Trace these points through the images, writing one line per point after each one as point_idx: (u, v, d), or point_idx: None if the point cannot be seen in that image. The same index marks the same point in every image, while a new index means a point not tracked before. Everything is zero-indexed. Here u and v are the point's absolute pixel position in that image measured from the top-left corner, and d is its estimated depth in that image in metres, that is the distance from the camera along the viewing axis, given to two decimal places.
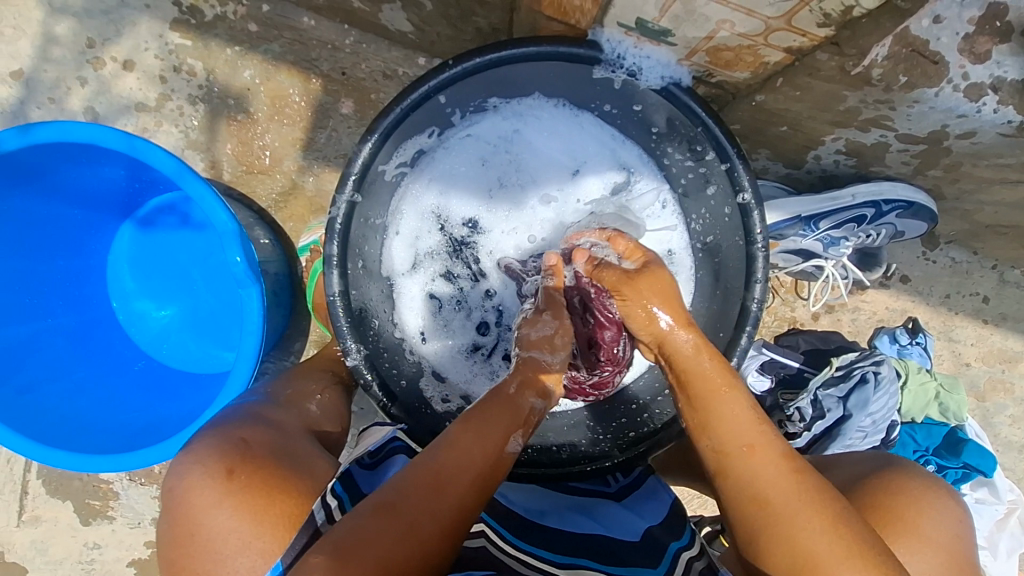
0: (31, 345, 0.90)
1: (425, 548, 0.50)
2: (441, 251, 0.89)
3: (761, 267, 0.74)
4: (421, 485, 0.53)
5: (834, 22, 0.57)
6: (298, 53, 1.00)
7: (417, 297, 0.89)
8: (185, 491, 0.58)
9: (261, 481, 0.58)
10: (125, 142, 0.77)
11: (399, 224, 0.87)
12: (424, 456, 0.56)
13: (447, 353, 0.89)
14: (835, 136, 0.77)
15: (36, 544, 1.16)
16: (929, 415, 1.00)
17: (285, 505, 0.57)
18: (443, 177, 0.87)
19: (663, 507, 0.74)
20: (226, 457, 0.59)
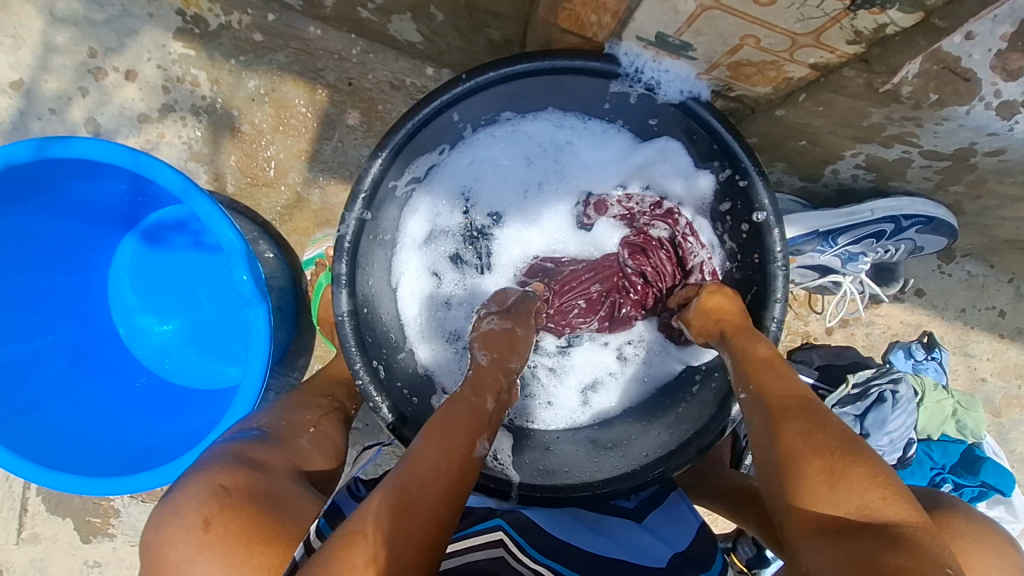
0: (31, 364, 0.88)
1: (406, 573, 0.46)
2: (456, 233, 0.88)
3: (784, 292, 0.71)
4: (386, 510, 0.49)
5: (864, 39, 0.55)
6: (304, 63, 0.98)
7: (421, 276, 0.86)
8: (160, 544, 0.53)
9: (241, 531, 0.52)
10: (129, 157, 0.75)
11: (423, 200, 0.84)
12: (388, 479, 0.52)
13: (440, 346, 0.86)
14: (856, 151, 0.75)
15: (35, 563, 1.13)
16: (946, 432, 0.98)
17: (264, 556, 0.51)
18: (485, 161, 0.85)
19: (688, 534, 0.72)
20: (203, 505, 0.53)
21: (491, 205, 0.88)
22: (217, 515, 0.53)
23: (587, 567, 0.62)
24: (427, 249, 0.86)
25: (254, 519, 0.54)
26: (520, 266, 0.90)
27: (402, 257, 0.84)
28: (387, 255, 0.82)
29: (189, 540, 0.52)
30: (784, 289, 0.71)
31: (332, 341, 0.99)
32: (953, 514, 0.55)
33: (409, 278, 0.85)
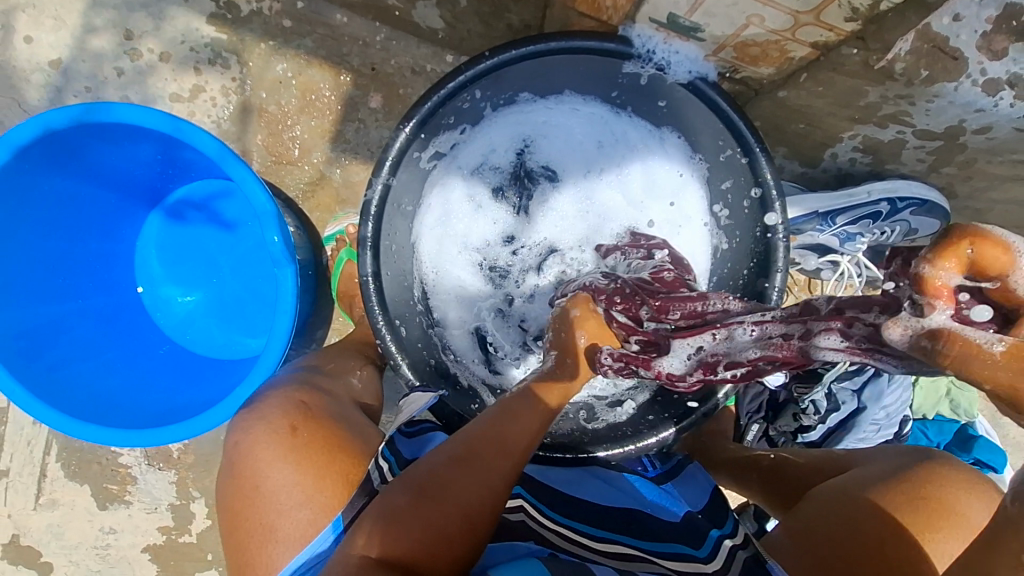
0: (62, 324, 0.91)
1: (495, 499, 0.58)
2: (506, 172, 0.92)
3: (782, 269, 0.75)
4: (490, 445, 0.60)
5: (861, 16, 0.61)
6: (329, 48, 1.03)
7: (457, 195, 0.91)
8: (252, 444, 0.71)
9: (319, 442, 0.70)
10: (170, 124, 0.79)
11: (493, 130, 0.89)
12: (490, 420, 0.63)
13: (438, 259, 0.91)
14: (853, 133, 0.80)
15: (52, 528, 1.16)
16: (940, 412, 1.03)
17: (341, 464, 0.68)
18: (557, 116, 0.89)
19: (703, 495, 0.78)
20: (288, 416, 0.73)
21: (549, 162, 0.92)
22: (303, 424, 0.72)
23: (605, 523, 0.69)
24: (472, 178, 0.91)
25: (332, 431, 0.72)
26: (547, 235, 0.93)
27: (447, 182, 0.89)
28: (432, 178, 0.87)
29: (278, 442, 0.70)
30: (782, 270, 0.75)
31: (351, 313, 1.04)
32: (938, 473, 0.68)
33: (446, 207, 0.90)
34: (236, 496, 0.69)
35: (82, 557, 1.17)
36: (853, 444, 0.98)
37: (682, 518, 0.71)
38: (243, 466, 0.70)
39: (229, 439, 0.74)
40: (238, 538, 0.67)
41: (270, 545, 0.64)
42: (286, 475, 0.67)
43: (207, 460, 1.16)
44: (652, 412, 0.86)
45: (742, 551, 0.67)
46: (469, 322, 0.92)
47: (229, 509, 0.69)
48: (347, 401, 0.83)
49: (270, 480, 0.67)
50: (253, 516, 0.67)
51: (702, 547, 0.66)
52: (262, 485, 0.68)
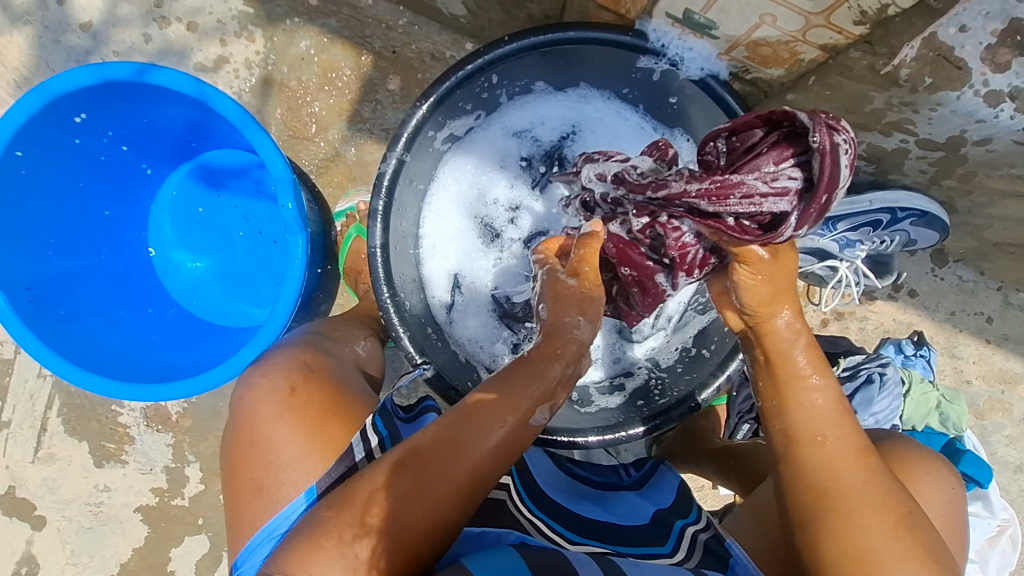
0: (74, 279, 0.93)
1: (438, 517, 0.54)
2: (543, 149, 0.94)
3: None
4: (439, 451, 0.56)
5: (870, 20, 0.62)
6: (353, 29, 1.06)
7: (490, 148, 0.93)
8: (253, 401, 0.74)
9: (314, 405, 0.72)
10: (196, 88, 0.82)
11: (547, 103, 0.91)
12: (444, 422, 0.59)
13: (450, 200, 0.94)
14: (858, 140, 0.81)
15: (48, 482, 1.18)
16: (930, 424, 1.03)
17: (333, 427, 0.71)
18: (608, 114, 0.90)
19: (676, 487, 0.80)
20: (290, 376, 0.75)
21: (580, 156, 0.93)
22: (302, 385, 0.74)
23: (580, 525, 0.70)
24: (512, 141, 0.93)
25: (333, 395, 0.74)
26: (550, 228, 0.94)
27: (489, 135, 0.92)
28: (474, 128, 0.90)
29: (276, 400, 0.73)
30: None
31: (355, 288, 1.06)
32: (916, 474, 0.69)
33: (479, 160, 0.93)
34: (237, 449, 0.72)
35: (75, 513, 1.19)
36: None
37: (650, 520, 0.73)
38: (243, 422, 0.73)
39: (234, 394, 0.77)
40: (235, 488, 0.71)
41: (259, 500, 0.68)
42: (281, 433, 0.70)
43: (204, 425, 1.18)
44: (641, 399, 0.89)
45: (703, 535, 0.71)
46: (451, 269, 0.95)
47: (228, 460, 0.73)
48: (354, 363, 0.85)
49: (267, 436, 0.70)
50: (247, 470, 0.70)
51: (667, 543, 0.69)
52: (264, 437, 0.70)
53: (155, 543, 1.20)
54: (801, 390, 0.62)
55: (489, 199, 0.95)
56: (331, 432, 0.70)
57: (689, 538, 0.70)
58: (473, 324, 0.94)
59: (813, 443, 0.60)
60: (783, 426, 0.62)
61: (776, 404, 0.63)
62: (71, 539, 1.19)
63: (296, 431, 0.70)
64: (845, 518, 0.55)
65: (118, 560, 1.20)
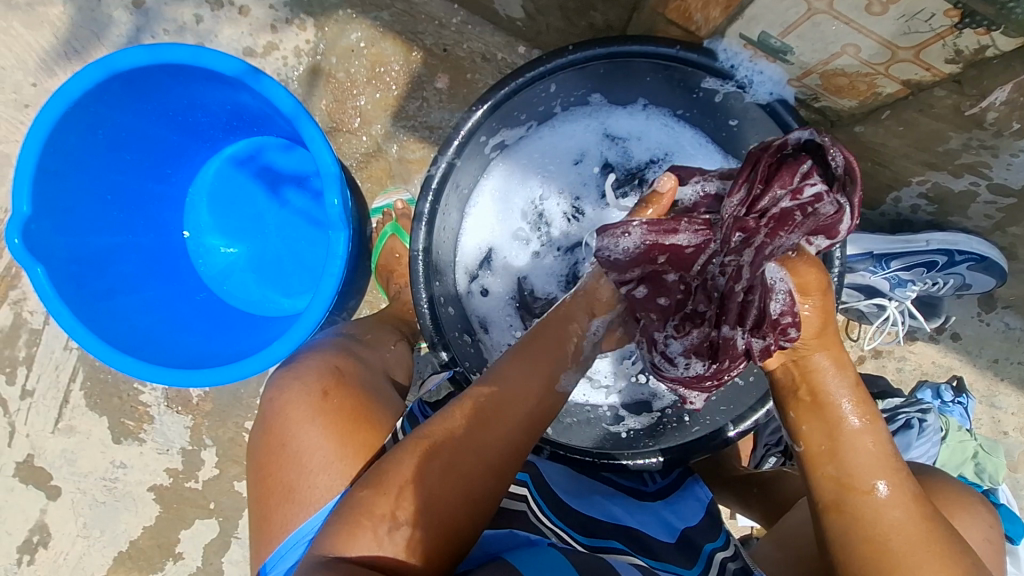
0: (112, 256, 0.93)
1: (471, 488, 0.56)
2: (623, 163, 0.93)
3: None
4: (469, 421, 0.58)
5: (963, 60, 0.59)
6: (405, 24, 1.04)
7: (575, 139, 0.92)
8: (282, 405, 0.72)
9: (349, 410, 0.72)
10: (250, 76, 0.81)
11: (647, 119, 0.90)
12: (474, 392, 0.60)
13: (516, 177, 0.93)
14: (923, 178, 0.78)
15: (66, 454, 1.19)
16: (964, 474, 0.99)
17: (366, 435, 0.71)
18: (696, 151, 0.89)
19: (700, 509, 0.79)
20: (323, 379, 0.74)
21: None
22: (334, 390, 0.73)
23: (601, 532, 0.68)
24: (602, 140, 0.93)
25: (361, 402, 0.74)
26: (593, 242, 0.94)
27: (583, 126, 0.92)
28: (533, 132, 0.90)
29: (310, 403, 0.72)
30: None
31: (387, 288, 1.05)
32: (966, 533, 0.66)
33: (560, 148, 0.93)
34: (265, 450, 0.71)
35: (90, 487, 1.19)
36: None
37: (677, 537, 0.72)
38: (272, 423, 0.72)
39: (262, 395, 0.76)
40: (262, 490, 0.70)
41: (289, 504, 0.67)
42: (312, 436, 0.69)
43: (224, 410, 1.17)
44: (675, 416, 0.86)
45: (731, 563, 0.70)
46: (486, 244, 0.94)
47: (255, 464, 0.72)
48: (382, 372, 0.84)
49: (296, 441, 0.70)
50: (276, 473, 0.69)
51: (697, 564, 0.68)
52: (299, 436, 0.70)
53: (166, 523, 1.19)
54: (851, 434, 0.58)
55: (556, 192, 0.95)
56: (368, 435, 0.71)
57: (717, 564, 0.69)
58: (492, 311, 0.94)
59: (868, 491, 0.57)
60: (835, 471, 0.58)
61: (827, 447, 0.58)
62: (84, 512, 1.19)
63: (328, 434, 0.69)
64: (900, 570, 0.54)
65: (128, 537, 1.20)
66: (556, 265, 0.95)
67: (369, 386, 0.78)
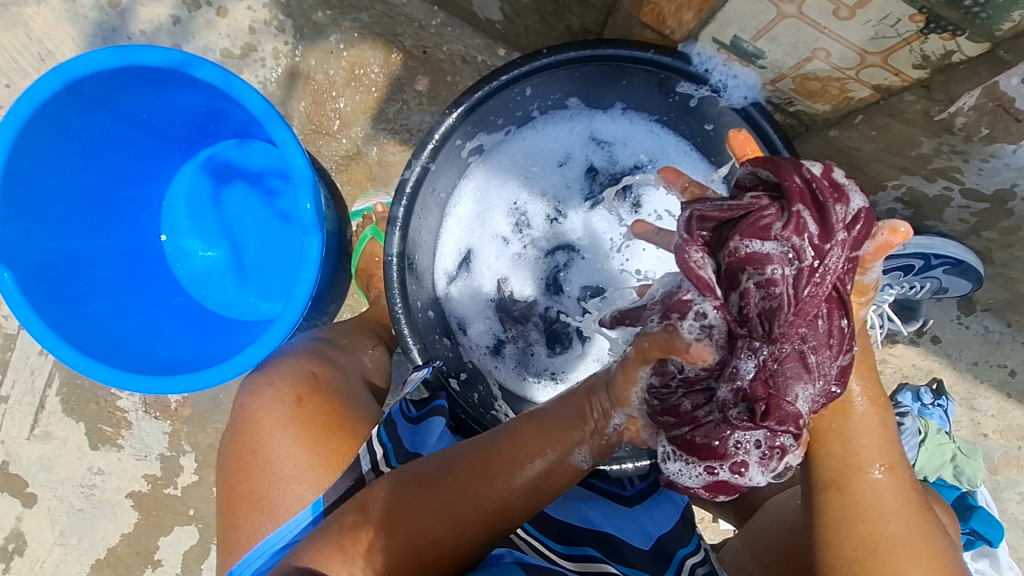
0: (85, 260, 0.91)
1: (456, 532, 0.56)
2: (607, 168, 0.93)
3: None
4: (472, 467, 0.59)
5: (930, 65, 0.60)
6: (384, 26, 1.03)
7: (559, 143, 0.92)
8: (256, 410, 0.73)
9: (322, 417, 0.72)
10: (222, 77, 0.80)
11: (630, 123, 0.89)
12: (487, 439, 0.61)
13: (499, 179, 0.93)
14: (899, 183, 0.78)
15: (42, 460, 1.17)
16: (942, 476, 1.00)
17: (330, 445, 0.70)
18: (677, 155, 0.89)
19: (676, 511, 0.77)
20: (295, 385, 0.74)
21: (643, 190, 0.92)
22: (308, 396, 0.74)
23: (578, 540, 0.67)
24: (587, 143, 0.92)
25: (334, 410, 0.74)
26: (575, 251, 0.94)
27: (568, 129, 0.91)
28: (512, 135, 0.89)
29: (282, 411, 0.72)
30: None
31: (367, 292, 1.04)
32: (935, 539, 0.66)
33: (544, 150, 0.92)
34: (236, 456, 0.71)
35: (66, 494, 1.17)
36: None
37: (653, 544, 0.71)
38: (245, 430, 0.72)
39: (235, 399, 0.76)
40: (231, 497, 0.70)
41: (257, 513, 0.67)
42: (285, 444, 0.69)
43: (203, 416, 1.16)
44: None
45: (700, 569, 0.70)
46: (466, 245, 0.93)
47: (225, 473, 0.71)
48: (358, 377, 0.84)
49: (268, 447, 0.70)
50: (246, 482, 0.69)
51: (668, 570, 0.68)
52: (273, 442, 0.70)
53: (145, 530, 1.18)
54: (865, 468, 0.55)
55: (540, 196, 0.94)
56: (341, 445, 0.71)
57: (688, 570, 0.69)
58: (471, 311, 0.93)
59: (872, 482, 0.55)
60: (842, 498, 0.55)
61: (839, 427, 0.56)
62: (61, 520, 1.18)
63: (300, 442, 0.70)
64: None
65: (106, 544, 1.18)
66: (539, 269, 0.95)
67: (344, 393, 0.78)
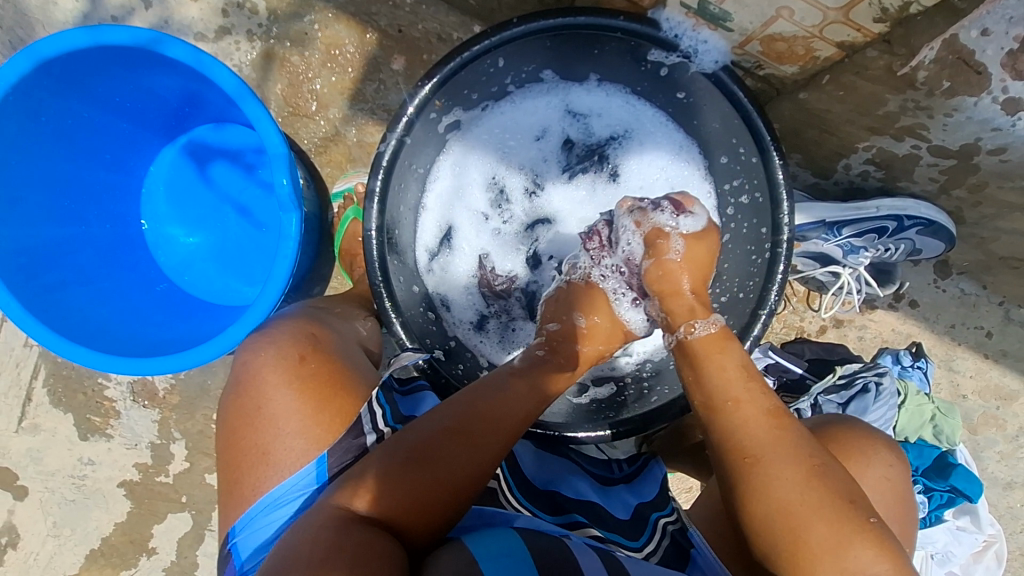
0: (65, 247, 0.92)
1: (484, 474, 0.60)
2: (584, 140, 0.93)
3: (779, 284, 0.77)
4: (487, 418, 0.62)
5: (890, 18, 0.61)
6: (358, 5, 1.02)
7: (536, 116, 0.92)
8: (259, 366, 0.72)
9: (324, 376, 0.72)
10: (193, 56, 0.80)
11: (606, 94, 0.90)
12: (490, 393, 0.65)
13: (477, 155, 0.93)
14: (869, 143, 0.80)
15: (31, 452, 1.17)
16: (922, 437, 1.00)
17: (339, 405, 0.70)
18: (653, 126, 0.90)
19: (656, 484, 0.79)
20: (298, 345, 0.74)
21: (620, 161, 0.93)
22: (311, 355, 0.74)
23: (566, 508, 0.70)
24: (563, 117, 0.93)
25: (336, 369, 0.73)
26: (555, 224, 0.95)
27: (544, 102, 0.91)
28: (488, 110, 0.90)
29: (285, 368, 0.71)
30: (781, 280, 0.77)
31: (351, 272, 1.04)
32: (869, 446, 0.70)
33: (522, 124, 0.93)
34: (237, 413, 0.70)
35: (58, 485, 1.18)
36: None
37: (631, 513, 0.73)
38: (246, 386, 0.71)
39: (235, 359, 0.75)
40: (233, 454, 0.69)
41: (263, 467, 0.67)
42: (287, 401, 0.69)
43: (191, 402, 1.16)
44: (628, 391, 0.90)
45: (671, 526, 0.72)
46: (446, 222, 0.94)
47: (226, 427, 0.71)
48: (354, 342, 0.84)
49: (272, 405, 0.69)
50: (250, 437, 0.69)
51: (642, 535, 0.70)
52: (260, 408, 0.69)
53: (138, 518, 1.18)
54: (712, 363, 0.67)
55: (519, 171, 0.95)
56: (344, 402, 0.71)
57: (661, 529, 0.71)
58: (452, 286, 0.94)
59: (725, 411, 0.64)
60: (703, 398, 0.66)
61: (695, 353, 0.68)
62: (53, 511, 1.18)
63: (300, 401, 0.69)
64: (758, 478, 0.59)
65: (99, 534, 1.18)
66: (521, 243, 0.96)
67: (344, 355, 0.78)
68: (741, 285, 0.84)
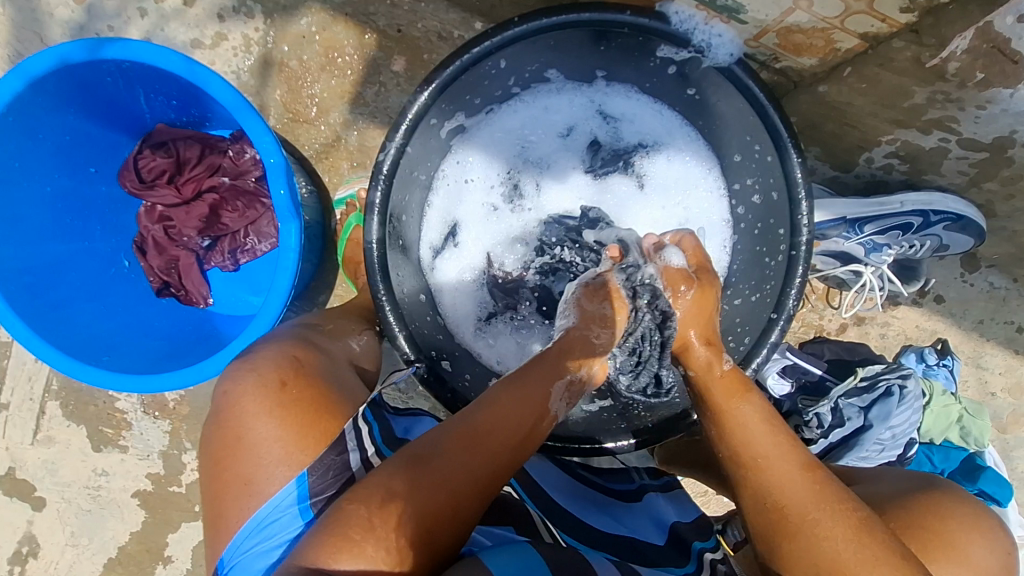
0: (66, 262, 0.91)
1: (465, 502, 0.54)
2: (612, 142, 0.90)
3: (797, 288, 0.74)
4: (462, 438, 0.57)
5: (917, 7, 0.58)
6: (357, 6, 0.99)
7: (559, 117, 0.89)
8: (238, 395, 0.69)
9: (306, 401, 0.69)
10: (185, 66, 0.78)
11: (634, 96, 0.86)
12: (468, 411, 0.60)
13: (494, 155, 0.90)
14: (893, 137, 0.76)
15: (47, 464, 1.18)
16: (949, 438, 0.96)
17: (327, 425, 0.68)
18: (676, 129, 0.86)
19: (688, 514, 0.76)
20: (279, 370, 0.71)
21: (641, 167, 0.89)
22: (292, 381, 0.71)
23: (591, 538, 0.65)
24: (592, 116, 0.89)
25: (320, 392, 0.71)
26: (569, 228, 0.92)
27: (567, 101, 0.88)
28: (499, 110, 0.87)
29: (265, 395, 0.69)
30: (799, 284, 0.74)
31: (354, 280, 1.02)
32: (951, 495, 0.62)
33: (544, 122, 0.90)
34: (217, 444, 0.68)
35: (74, 496, 1.18)
36: (853, 462, 0.91)
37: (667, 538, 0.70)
38: (224, 415, 0.69)
39: (217, 388, 0.72)
40: (215, 488, 0.67)
41: (243, 499, 0.64)
42: (269, 428, 0.66)
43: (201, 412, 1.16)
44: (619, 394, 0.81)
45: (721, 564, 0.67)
46: (455, 219, 0.91)
47: (208, 458, 0.68)
48: (345, 362, 0.81)
49: (253, 436, 0.67)
50: (232, 467, 0.66)
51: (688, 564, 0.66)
52: (252, 434, 0.66)
53: (153, 528, 1.18)
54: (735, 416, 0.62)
55: (540, 173, 0.92)
56: (328, 425, 0.69)
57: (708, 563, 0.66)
58: (456, 290, 0.91)
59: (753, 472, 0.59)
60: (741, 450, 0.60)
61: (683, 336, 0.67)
62: (71, 521, 1.19)
63: (288, 428, 0.67)
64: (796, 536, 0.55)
65: (116, 544, 1.19)
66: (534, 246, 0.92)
67: (328, 376, 0.75)
68: (757, 289, 0.80)
